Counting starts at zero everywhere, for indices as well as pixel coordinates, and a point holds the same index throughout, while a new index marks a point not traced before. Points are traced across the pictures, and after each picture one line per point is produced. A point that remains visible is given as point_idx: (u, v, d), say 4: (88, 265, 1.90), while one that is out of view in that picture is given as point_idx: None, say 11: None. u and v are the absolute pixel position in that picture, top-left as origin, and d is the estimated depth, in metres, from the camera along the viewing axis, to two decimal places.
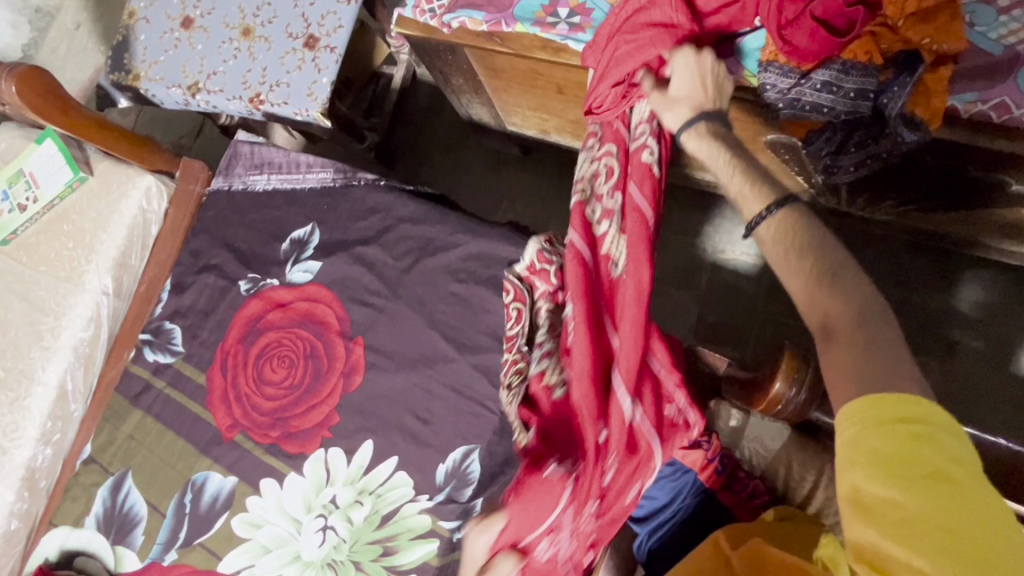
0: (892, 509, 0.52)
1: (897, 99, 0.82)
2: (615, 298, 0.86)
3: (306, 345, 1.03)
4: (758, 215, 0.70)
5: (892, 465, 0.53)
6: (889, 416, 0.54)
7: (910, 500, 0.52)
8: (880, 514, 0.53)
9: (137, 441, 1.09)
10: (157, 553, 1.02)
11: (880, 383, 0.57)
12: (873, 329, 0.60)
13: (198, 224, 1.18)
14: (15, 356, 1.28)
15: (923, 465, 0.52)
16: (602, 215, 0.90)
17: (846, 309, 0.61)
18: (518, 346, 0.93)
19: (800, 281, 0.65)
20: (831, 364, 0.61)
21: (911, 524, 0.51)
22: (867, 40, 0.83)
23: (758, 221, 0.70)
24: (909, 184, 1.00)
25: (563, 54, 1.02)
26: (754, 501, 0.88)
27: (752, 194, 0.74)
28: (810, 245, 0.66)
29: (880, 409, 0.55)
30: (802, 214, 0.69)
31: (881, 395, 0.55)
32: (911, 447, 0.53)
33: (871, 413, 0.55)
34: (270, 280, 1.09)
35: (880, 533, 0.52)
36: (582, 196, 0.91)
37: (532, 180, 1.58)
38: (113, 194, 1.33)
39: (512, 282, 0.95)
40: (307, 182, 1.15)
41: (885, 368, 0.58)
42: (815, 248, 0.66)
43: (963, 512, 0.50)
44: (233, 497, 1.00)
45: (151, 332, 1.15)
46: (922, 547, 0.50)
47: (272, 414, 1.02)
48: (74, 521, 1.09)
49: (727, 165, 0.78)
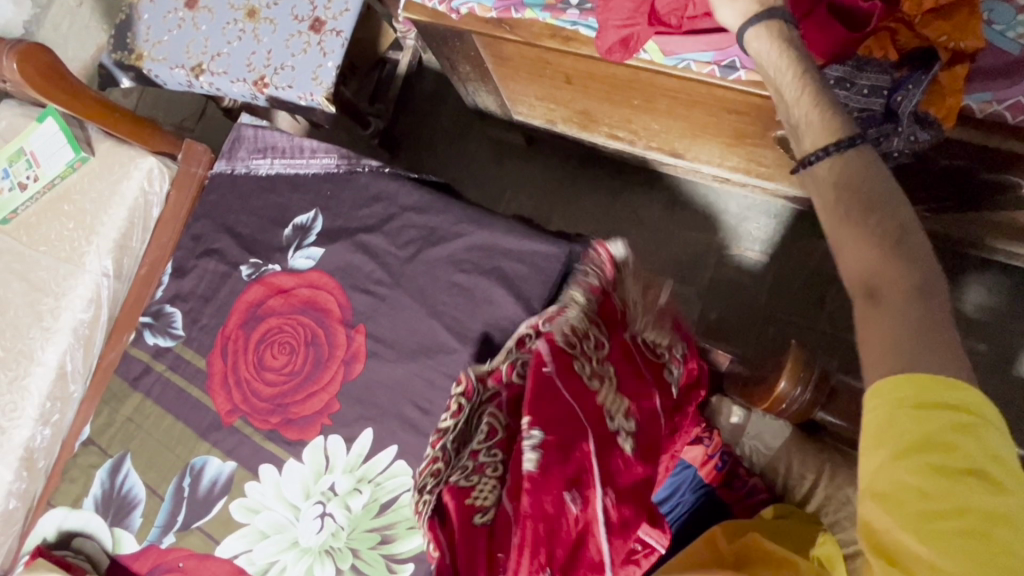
0: (916, 498, 0.47)
1: (911, 97, 0.81)
2: (608, 456, 0.75)
3: (307, 332, 1.02)
4: (821, 149, 0.55)
5: (921, 448, 0.48)
6: (920, 397, 0.48)
7: (938, 491, 0.46)
8: (903, 503, 0.47)
9: (136, 424, 1.09)
10: (155, 536, 1.02)
11: (919, 358, 0.49)
12: (930, 305, 0.49)
13: (200, 207, 1.17)
14: (15, 336, 1.28)
15: (958, 457, 0.47)
16: (599, 372, 0.78)
17: (906, 276, 0.50)
18: (443, 444, 0.78)
19: (869, 232, 0.52)
20: (866, 326, 0.51)
21: (934, 515, 0.46)
22: (883, 36, 0.83)
23: (818, 156, 0.55)
24: (920, 183, 0.99)
25: (572, 42, 1.01)
26: (752, 498, 0.90)
27: (817, 122, 0.57)
28: (877, 199, 0.53)
29: (923, 389, 0.48)
30: (871, 161, 0.54)
31: (923, 373, 0.48)
32: (948, 436, 0.47)
33: (912, 392, 0.48)
34: (272, 265, 1.08)
35: (897, 521, 0.47)
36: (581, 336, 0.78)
37: (537, 171, 1.57)
38: (114, 175, 1.32)
39: (466, 377, 0.80)
40: (310, 168, 1.14)
41: (925, 345, 0.49)
42: (881, 200, 0.53)
43: (986, 509, 0.46)
44: (231, 482, 1.00)
45: (151, 315, 1.15)
46: (941, 542, 0.46)
47: (272, 400, 1.02)
48: (72, 502, 1.09)
49: (796, 81, 0.59)
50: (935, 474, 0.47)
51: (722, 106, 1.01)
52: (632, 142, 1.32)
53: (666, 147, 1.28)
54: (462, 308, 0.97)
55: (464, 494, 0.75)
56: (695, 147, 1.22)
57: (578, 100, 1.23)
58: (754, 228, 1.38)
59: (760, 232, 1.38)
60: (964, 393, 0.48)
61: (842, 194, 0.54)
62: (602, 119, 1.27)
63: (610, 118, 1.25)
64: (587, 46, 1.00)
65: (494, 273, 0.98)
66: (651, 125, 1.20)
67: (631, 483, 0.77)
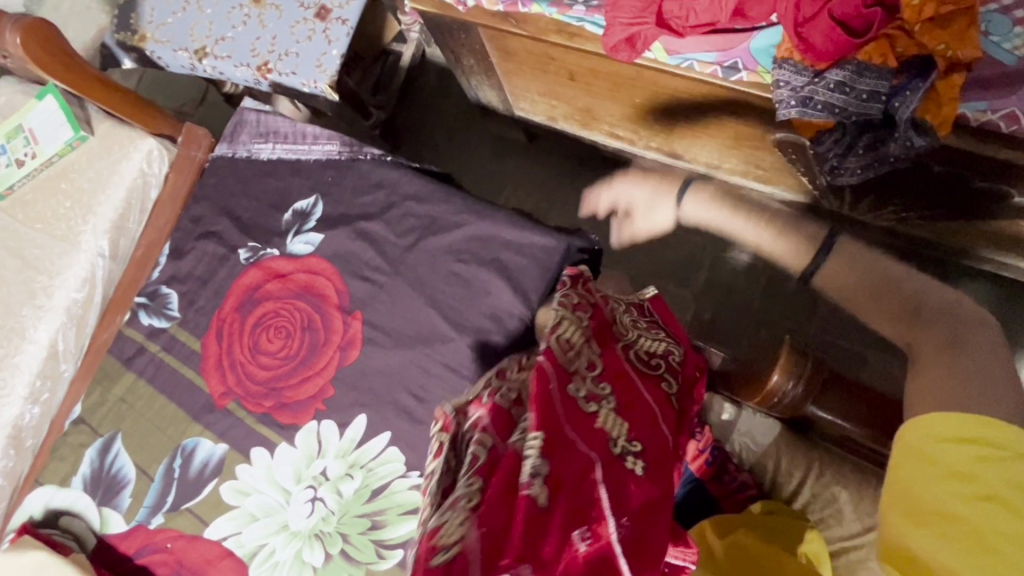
0: (940, 517, 0.56)
1: (908, 103, 0.83)
2: (613, 477, 0.67)
3: (304, 317, 1.03)
4: (812, 267, 0.82)
5: (951, 474, 0.57)
6: (957, 433, 0.58)
7: (959, 511, 0.55)
8: (926, 519, 0.56)
9: (128, 405, 1.09)
10: (144, 516, 1.02)
11: (972, 404, 0.60)
12: (968, 352, 0.66)
13: (200, 190, 1.17)
14: (7, 312, 1.27)
15: (979, 484, 0.56)
16: (590, 396, 0.72)
17: (935, 339, 0.68)
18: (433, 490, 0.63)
19: (889, 311, 0.74)
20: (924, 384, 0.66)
21: (953, 533, 0.55)
22: (882, 43, 0.84)
23: (815, 268, 0.81)
24: (914, 190, 1.01)
25: (576, 38, 1.02)
26: (741, 493, 0.91)
27: (787, 249, 0.86)
28: (871, 289, 0.76)
29: (955, 425, 0.59)
30: (857, 254, 0.79)
31: (961, 412, 0.59)
32: (974, 466, 0.57)
33: (948, 427, 0.59)
34: (270, 250, 1.08)
35: (921, 533, 0.56)
36: (573, 360, 0.73)
37: (537, 167, 1.57)
38: (114, 155, 1.31)
39: (445, 413, 0.69)
40: (311, 154, 1.14)
41: (974, 386, 0.62)
42: (880, 288, 0.75)
43: (1001, 532, 0.54)
44: (223, 464, 1.00)
45: (147, 296, 1.14)
46: (957, 555, 0.54)
47: (266, 383, 1.02)
48: (60, 481, 1.08)
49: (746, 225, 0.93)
50: (962, 498, 0.56)
51: (724, 107, 1.02)
52: (632, 140, 1.33)
53: (665, 147, 1.29)
54: (460, 298, 0.98)
55: (430, 533, 0.55)
56: (695, 147, 1.23)
57: (580, 97, 1.24)
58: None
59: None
60: (995, 431, 0.58)
61: (858, 291, 0.78)
62: (603, 116, 1.28)
63: (611, 116, 1.26)
64: (592, 43, 1.01)
65: (492, 264, 0.98)
66: (652, 125, 1.21)
67: (641, 507, 0.67)
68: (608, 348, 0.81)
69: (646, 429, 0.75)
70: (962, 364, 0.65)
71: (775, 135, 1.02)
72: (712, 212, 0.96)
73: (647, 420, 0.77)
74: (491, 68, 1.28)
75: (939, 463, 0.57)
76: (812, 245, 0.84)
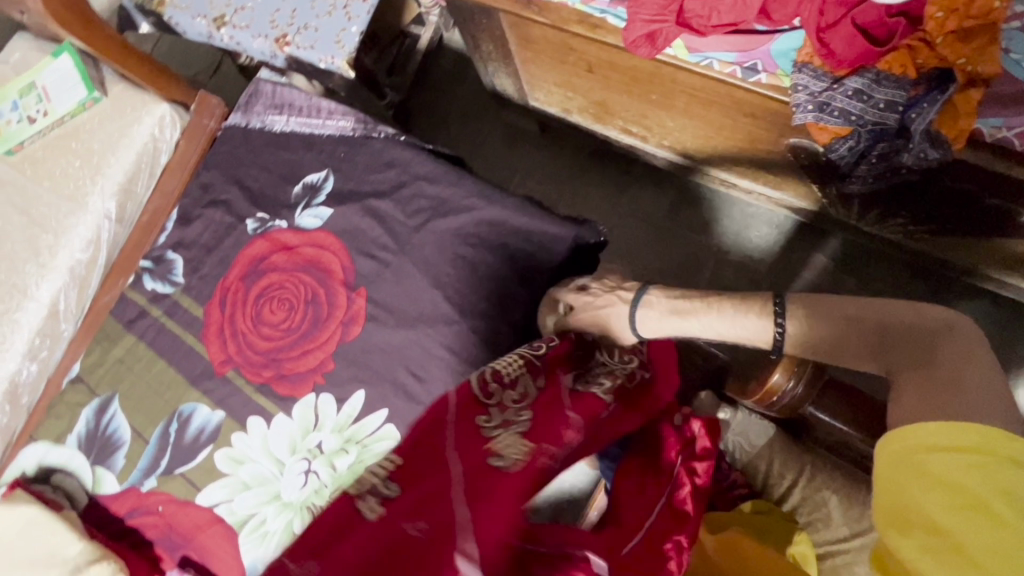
0: (927, 529, 0.53)
1: (925, 115, 0.83)
2: (480, 487, 0.70)
3: (308, 291, 1.03)
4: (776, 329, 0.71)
5: (940, 483, 0.53)
6: (944, 443, 0.55)
7: (946, 523, 0.52)
8: (913, 530, 0.53)
9: (126, 367, 1.09)
10: (137, 478, 1.02)
11: (955, 409, 0.56)
12: (950, 365, 0.60)
13: (211, 158, 1.17)
14: (10, 268, 1.26)
15: (968, 494, 0.52)
16: (496, 421, 0.79)
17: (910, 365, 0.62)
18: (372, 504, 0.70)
19: (858, 350, 0.67)
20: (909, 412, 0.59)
21: (939, 545, 0.52)
22: (903, 53, 0.84)
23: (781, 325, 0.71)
24: (923, 203, 1.01)
25: (598, 30, 1.02)
26: (732, 492, 0.93)
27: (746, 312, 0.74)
28: (841, 326, 0.67)
29: (943, 435, 0.55)
30: (814, 300, 0.70)
31: (949, 421, 0.55)
32: (963, 474, 0.53)
33: (936, 437, 0.55)
34: (278, 221, 1.08)
35: (910, 547, 0.53)
36: (481, 390, 0.81)
37: (547, 158, 1.57)
38: (125, 117, 1.31)
39: None
40: (325, 130, 1.14)
41: (958, 401, 0.57)
42: (847, 326, 0.67)
43: (996, 547, 0.50)
44: (219, 431, 1.01)
45: (152, 260, 1.15)
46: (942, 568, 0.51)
47: (266, 354, 1.02)
48: (55, 438, 1.09)
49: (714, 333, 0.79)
50: (950, 509, 0.52)
51: (740, 109, 1.02)
52: (645, 138, 1.33)
53: (677, 147, 1.30)
54: (464, 281, 0.98)
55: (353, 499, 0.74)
56: (707, 148, 1.23)
57: (596, 91, 1.24)
58: (756, 236, 1.40)
59: (761, 240, 1.40)
60: (987, 438, 0.54)
61: (827, 341, 0.69)
62: (618, 113, 1.28)
63: (626, 112, 1.26)
64: (613, 35, 1.01)
65: (499, 250, 0.99)
66: (666, 123, 1.21)
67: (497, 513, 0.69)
68: (551, 376, 0.86)
69: (548, 430, 0.80)
70: (936, 380, 0.59)
71: (789, 141, 1.02)
72: (666, 314, 0.83)
73: (554, 430, 0.80)
74: (509, 55, 1.28)
75: (927, 473, 0.54)
76: (769, 319, 0.72)
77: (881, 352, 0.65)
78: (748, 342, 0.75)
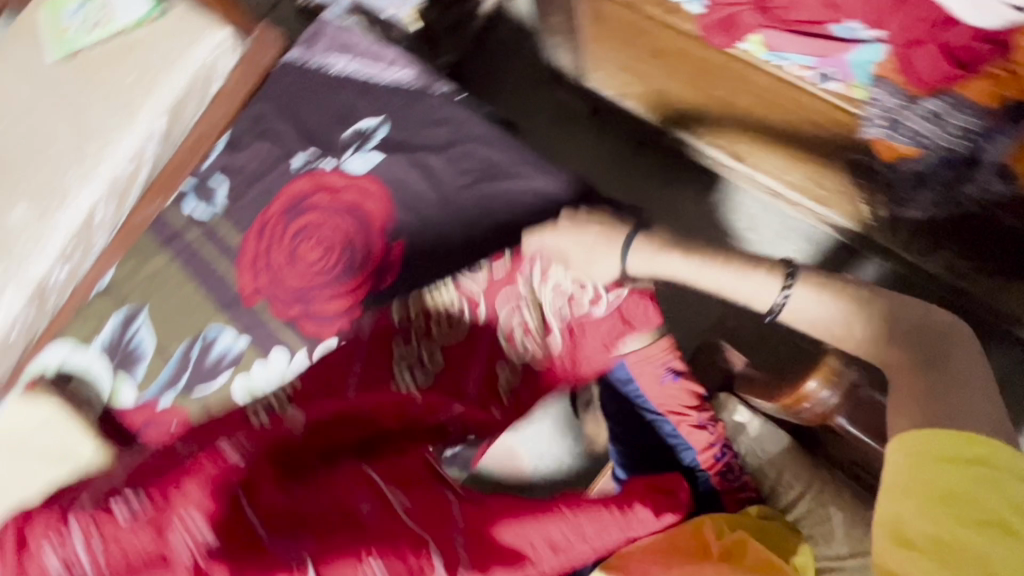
0: (933, 544, 0.54)
1: (1000, 146, 0.81)
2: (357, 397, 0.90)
3: (346, 235, 1.03)
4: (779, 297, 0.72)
5: (938, 498, 0.55)
6: (944, 452, 0.56)
7: (949, 537, 0.53)
8: (919, 546, 0.54)
9: (158, 283, 1.10)
10: (155, 392, 1.04)
11: (954, 417, 0.57)
12: (951, 368, 0.61)
13: (266, 89, 1.17)
14: (54, 171, 1.27)
15: (971, 506, 0.54)
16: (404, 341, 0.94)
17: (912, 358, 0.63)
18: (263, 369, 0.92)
19: (861, 335, 0.67)
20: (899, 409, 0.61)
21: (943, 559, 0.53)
22: (988, 82, 0.81)
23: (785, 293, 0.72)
24: (978, 238, 0.99)
25: (676, 16, 1.02)
26: (741, 493, 0.89)
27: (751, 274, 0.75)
28: (850, 308, 0.68)
29: (941, 444, 0.56)
30: (826, 278, 0.71)
31: (944, 429, 0.57)
32: (965, 486, 0.54)
33: (935, 447, 0.56)
34: (325, 162, 1.08)
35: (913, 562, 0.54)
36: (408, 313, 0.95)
37: (593, 141, 1.56)
38: (186, 37, 1.31)
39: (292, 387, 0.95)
40: (384, 77, 1.13)
41: (957, 406, 0.58)
42: (857, 310, 0.67)
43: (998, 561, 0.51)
44: (241, 358, 1.02)
45: (196, 182, 1.15)
46: None
47: (298, 291, 1.03)
48: (80, 341, 1.10)
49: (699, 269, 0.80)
50: (950, 521, 0.54)
51: (806, 116, 1.00)
52: (698, 134, 1.30)
53: (729, 149, 1.28)
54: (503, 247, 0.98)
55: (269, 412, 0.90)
56: (760, 153, 1.21)
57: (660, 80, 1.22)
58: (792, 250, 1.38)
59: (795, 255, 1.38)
60: (982, 447, 0.55)
61: (830, 320, 0.69)
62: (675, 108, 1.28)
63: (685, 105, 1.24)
64: (689, 23, 1.01)
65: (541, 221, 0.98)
66: (723, 122, 1.19)
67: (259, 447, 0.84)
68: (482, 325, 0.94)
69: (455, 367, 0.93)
70: (920, 387, 0.61)
71: (849, 154, 1.01)
72: (655, 254, 0.83)
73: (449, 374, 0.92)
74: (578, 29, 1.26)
75: (927, 485, 0.56)
76: (776, 282, 0.73)
77: (883, 340, 0.66)
78: (747, 299, 0.76)
